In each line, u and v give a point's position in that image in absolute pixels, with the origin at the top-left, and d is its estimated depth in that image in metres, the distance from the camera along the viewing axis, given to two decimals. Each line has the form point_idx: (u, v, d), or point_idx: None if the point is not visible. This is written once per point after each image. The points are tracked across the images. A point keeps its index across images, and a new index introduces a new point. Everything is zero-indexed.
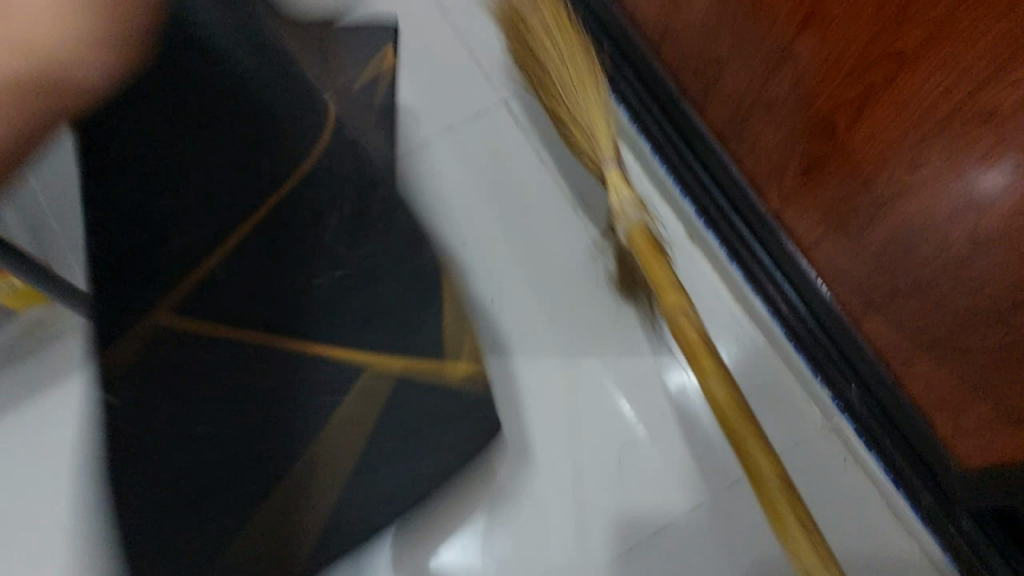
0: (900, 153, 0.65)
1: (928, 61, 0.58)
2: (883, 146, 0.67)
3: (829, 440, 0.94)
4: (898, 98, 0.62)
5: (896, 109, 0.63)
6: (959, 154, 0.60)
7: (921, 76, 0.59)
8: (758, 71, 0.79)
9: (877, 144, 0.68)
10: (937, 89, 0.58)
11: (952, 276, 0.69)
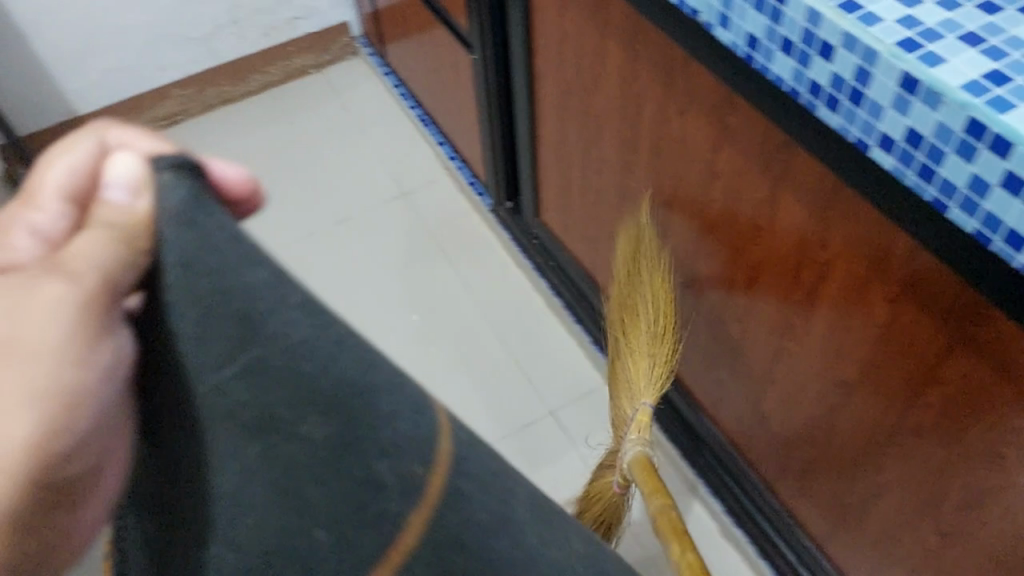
0: (904, 388, 0.70)
1: (908, 310, 0.64)
2: (886, 383, 0.72)
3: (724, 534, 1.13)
4: (889, 339, 0.68)
5: (854, 420, 0.79)
6: (967, 397, 0.63)
7: (907, 323, 0.65)
8: (751, 391, 0.96)
9: (878, 378, 0.72)
10: (927, 332, 0.64)
11: (975, 502, 0.68)
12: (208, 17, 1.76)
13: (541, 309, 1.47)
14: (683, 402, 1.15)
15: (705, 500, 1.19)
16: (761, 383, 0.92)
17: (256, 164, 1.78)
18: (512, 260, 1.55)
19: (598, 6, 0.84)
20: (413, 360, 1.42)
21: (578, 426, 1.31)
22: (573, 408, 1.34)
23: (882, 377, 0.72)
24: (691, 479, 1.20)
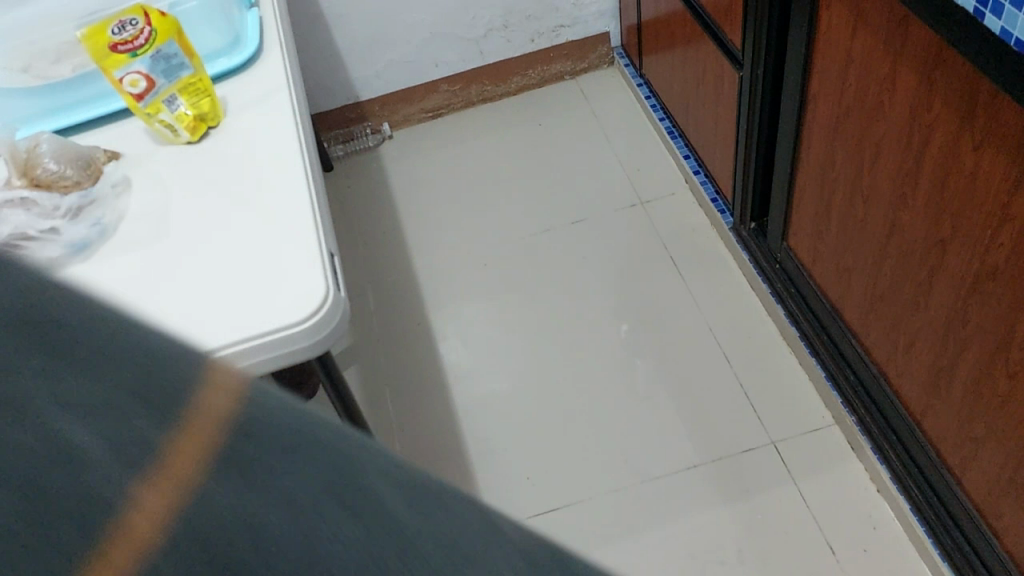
0: None
1: None
2: None
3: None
4: None
5: None
6: None
7: None
8: (1005, 453, 0.89)
9: None
10: None
11: None
12: (484, 20, 1.89)
13: (764, 322, 1.46)
14: (922, 454, 1.08)
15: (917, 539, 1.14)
16: (1010, 437, 0.87)
17: (508, 161, 1.88)
18: (740, 269, 1.55)
19: (895, 31, 0.82)
20: (637, 365, 1.45)
21: (788, 440, 1.30)
22: (786, 422, 1.32)
23: None
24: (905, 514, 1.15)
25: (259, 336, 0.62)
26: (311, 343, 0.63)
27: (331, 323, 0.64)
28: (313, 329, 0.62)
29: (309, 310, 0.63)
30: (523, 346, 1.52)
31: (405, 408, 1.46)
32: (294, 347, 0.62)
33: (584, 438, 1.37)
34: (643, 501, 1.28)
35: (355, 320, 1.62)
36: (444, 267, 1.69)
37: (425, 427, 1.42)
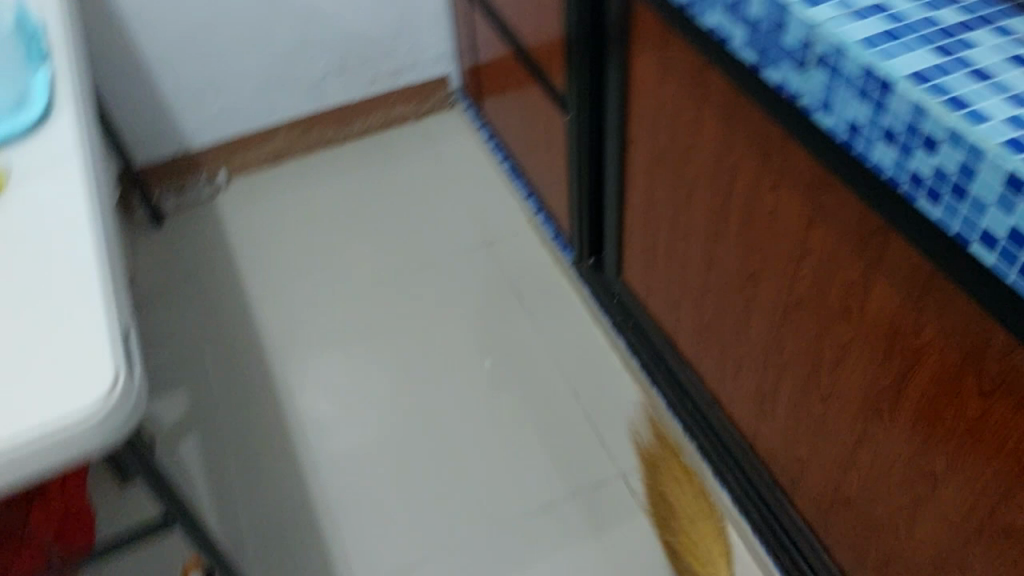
0: (980, 492, 0.69)
1: (992, 416, 0.64)
2: (962, 481, 0.71)
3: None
4: (967, 440, 0.68)
5: (937, 512, 0.76)
6: None
7: (989, 427, 0.65)
8: (827, 471, 0.94)
9: (955, 477, 0.72)
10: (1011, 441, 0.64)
11: None
12: (319, 65, 1.86)
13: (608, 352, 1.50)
14: (758, 476, 1.13)
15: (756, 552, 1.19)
16: (828, 458, 0.92)
17: (348, 206, 1.85)
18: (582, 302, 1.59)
19: (698, 81, 0.86)
20: (489, 408, 1.44)
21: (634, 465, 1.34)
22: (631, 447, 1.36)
23: (955, 474, 0.72)
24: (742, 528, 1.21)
25: (35, 440, 0.56)
26: (99, 438, 0.58)
27: (123, 414, 0.59)
28: (103, 423, 0.58)
29: (92, 406, 0.58)
30: (373, 396, 1.48)
31: (250, 474, 1.38)
32: (76, 446, 0.58)
33: (436, 485, 1.35)
34: (503, 546, 1.27)
35: (191, 384, 1.52)
36: (286, 321, 1.62)
37: (266, 486, 1.36)
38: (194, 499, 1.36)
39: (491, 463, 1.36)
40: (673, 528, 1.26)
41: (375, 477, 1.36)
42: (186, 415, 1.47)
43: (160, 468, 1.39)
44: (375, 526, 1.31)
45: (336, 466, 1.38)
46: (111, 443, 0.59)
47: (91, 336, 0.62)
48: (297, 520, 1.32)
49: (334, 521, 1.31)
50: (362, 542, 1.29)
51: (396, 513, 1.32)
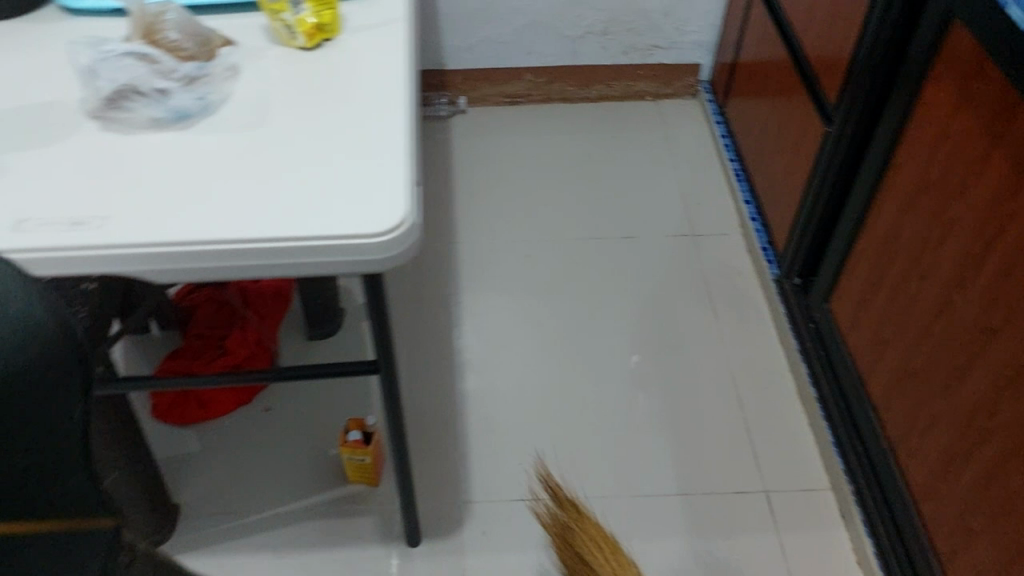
0: None
1: None
2: None
3: None
4: None
5: None
6: None
7: None
8: (1002, 549, 0.89)
9: None
10: None
11: None
12: (584, 22, 1.92)
13: (783, 373, 1.48)
14: (915, 537, 1.09)
15: None
16: (1011, 536, 0.87)
17: (571, 162, 1.91)
18: (771, 318, 1.57)
19: (999, 117, 0.83)
20: (649, 388, 1.46)
21: (779, 487, 1.31)
22: (780, 469, 1.34)
23: None
24: None
25: (336, 237, 0.64)
26: (383, 255, 0.65)
27: (403, 244, 0.66)
28: (388, 244, 0.65)
29: (386, 227, 0.65)
30: (544, 342, 1.53)
31: (414, 371, 1.48)
32: (364, 257, 0.65)
33: (581, 437, 1.38)
34: (625, 514, 1.28)
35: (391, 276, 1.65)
36: (484, 249, 1.71)
37: (429, 385, 1.45)
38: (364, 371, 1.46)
39: (640, 437, 1.38)
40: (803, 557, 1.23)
41: (528, 410, 1.42)
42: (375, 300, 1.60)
43: (342, 337, 1.52)
44: (516, 452, 1.36)
45: (496, 389, 1.45)
46: (389, 263, 0.66)
47: (393, 175, 0.69)
48: (447, 423, 1.40)
49: (480, 435, 1.38)
50: (501, 462, 1.35)
51: (537, 448, 1.37)
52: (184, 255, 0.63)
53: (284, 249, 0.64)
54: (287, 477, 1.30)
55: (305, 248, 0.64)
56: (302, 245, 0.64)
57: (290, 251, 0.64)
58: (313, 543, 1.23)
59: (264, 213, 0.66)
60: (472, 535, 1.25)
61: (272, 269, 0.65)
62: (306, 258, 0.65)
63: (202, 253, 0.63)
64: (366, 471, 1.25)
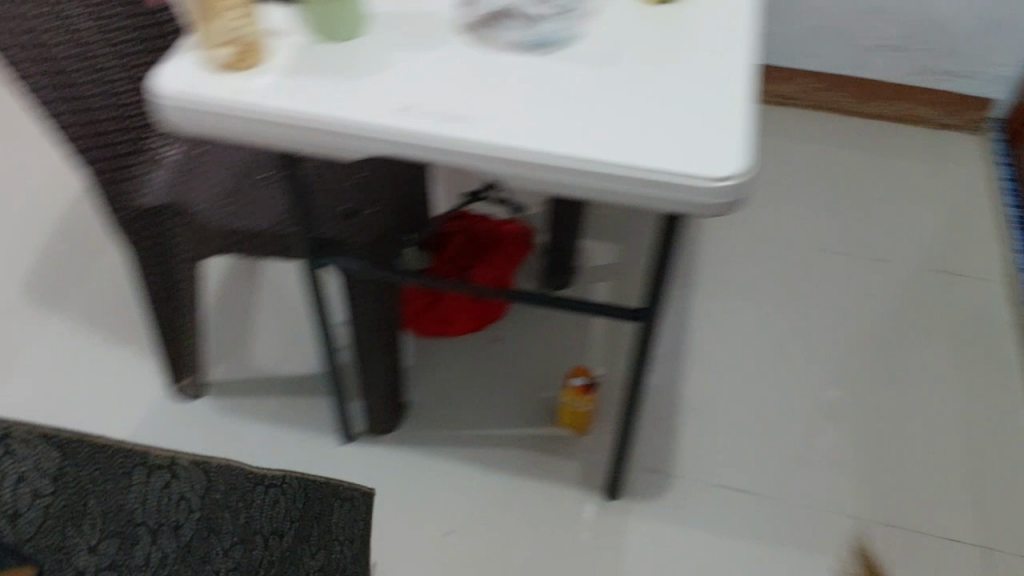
0: None
1: None
2: None
3: None
4: None
5: None
6: None
7: None
8: None
9: None
10: None
11: None
12: (879, 34, 1.85)
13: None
14: None
15: None
16: None
17: (829, 172, 1.86)
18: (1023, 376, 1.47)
19: None
20: (874, 414, 1.40)
21: (1001, 549, 1.24)
22: (1005, 532, 1.26)
23: None
24: None
25: (673, 174, 0.69)
26: (711, 199, 0.69)
27: (731, 193, 0.69)
28: (720, 190, 0.69)
29: (730, 173, 0.68)
30: (770, 342, 1.51)
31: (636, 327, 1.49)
32: (702, 195, 0.69)
33: (794, 439, 1.36)
34: (826, 530, 1.25)
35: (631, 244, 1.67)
36: (724, 238, 1.71)
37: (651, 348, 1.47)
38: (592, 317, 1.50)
39: (856, 455, 1.34)
40: None
41: (745, 399, 1.41)
42: (611, 258, 1.63)
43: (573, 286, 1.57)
44: (728, 435, 1.36)
45: (718, 372, 1.45)
46: (714, 208, 0.70)
47: (737, 125, 0.72)
48: (663, 391, 1.42)
49: (693, 411, 1.39)
50: (710, 441, 1.35)
51: (749, 438, 1.36)
52: (534, 163, 0.71)
53: (623, 175, 0.70)
54: (504, 406, 1.36)
55: (642, 178, 0.69)
56: (639, 175, 0.69)
57: (627, 178, 0.70)
58: (517, 470, 1.28)
59: (618, 139, 0.71)
60: (668, 507, 1.26)
61: (606, 192, 0.71)
62: (639, 187, 0.70)
63: (562, 164, 0.70)
64: (580, 420, 1.28)
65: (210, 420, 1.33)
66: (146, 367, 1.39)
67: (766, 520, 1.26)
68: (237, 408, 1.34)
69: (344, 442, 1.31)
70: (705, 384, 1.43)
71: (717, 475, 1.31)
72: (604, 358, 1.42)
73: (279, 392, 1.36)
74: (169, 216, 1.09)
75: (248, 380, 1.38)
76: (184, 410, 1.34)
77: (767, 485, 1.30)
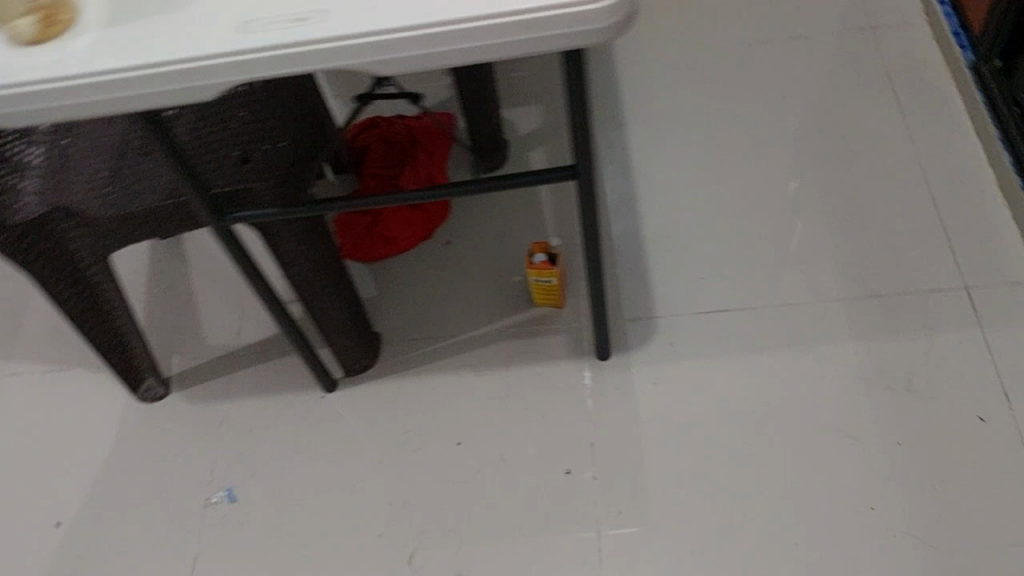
0: None
1: None
2: None
3: None
4: None
5: None
6: None
7: None
8: None
9: None
10: None
11: None
12: None
13: (982, 165, 1.35)
14: None
15: None
16: None
17: None
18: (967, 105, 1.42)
19: None
20: (839, 193, 1.37)
21: (979, 284, 1.24)
22: (978, 267, 1.25)
23: None
24: None
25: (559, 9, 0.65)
26: (600, 26, 0.67)
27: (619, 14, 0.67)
28: (608, 13, 0.66)
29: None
30: (715, 153, 1.44)
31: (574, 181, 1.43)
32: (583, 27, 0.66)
33: (757, 241, 1.33)
34: (822, 318, 1.24)
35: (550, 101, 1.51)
36: (639, 57, 1.60)
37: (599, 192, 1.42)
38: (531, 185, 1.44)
39: (821, 238, 1.32)
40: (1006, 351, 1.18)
41: (703, 216, 1.37)
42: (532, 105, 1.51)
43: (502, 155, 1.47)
44: (694, 256, 1.33)
45: (667, 196, 1.40)
46: (607, 33, 0.67)
47: None
48: (621, 233, 1.37)
49: (656, 243, 1.35)
50: (679, 268, 1.32)
51: (716, 253, 1.33)
52: (408, 41, 0.66)
53: (506, 23, 0.66)
54: (476, 306, 1.31)
55: (526, 22, 0.66)
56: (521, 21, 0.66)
57: (511, 26, 0.66)
58: (506, 363, 1.25)
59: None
60: (660, 351, 1.24)
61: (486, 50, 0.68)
62: (526, 32, 0.67)
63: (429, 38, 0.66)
64: (551, 294, 1.26)
65: (184, 415, 1.27)
66: (105, 386, 1.33)
67: (750, 327, 1.25)
68: (207, 394, 1.28)
69: (328, 392, 1.25)
70: (659, 215, 1.38)
71: (692, 301, 1.28)
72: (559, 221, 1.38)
73: (245, 363, 1.30)
74: (59, 223, 1.00)
75: (207, 361, 1.31)
76: (154, 414, 1.28)
77: (742, 295, 1.28)
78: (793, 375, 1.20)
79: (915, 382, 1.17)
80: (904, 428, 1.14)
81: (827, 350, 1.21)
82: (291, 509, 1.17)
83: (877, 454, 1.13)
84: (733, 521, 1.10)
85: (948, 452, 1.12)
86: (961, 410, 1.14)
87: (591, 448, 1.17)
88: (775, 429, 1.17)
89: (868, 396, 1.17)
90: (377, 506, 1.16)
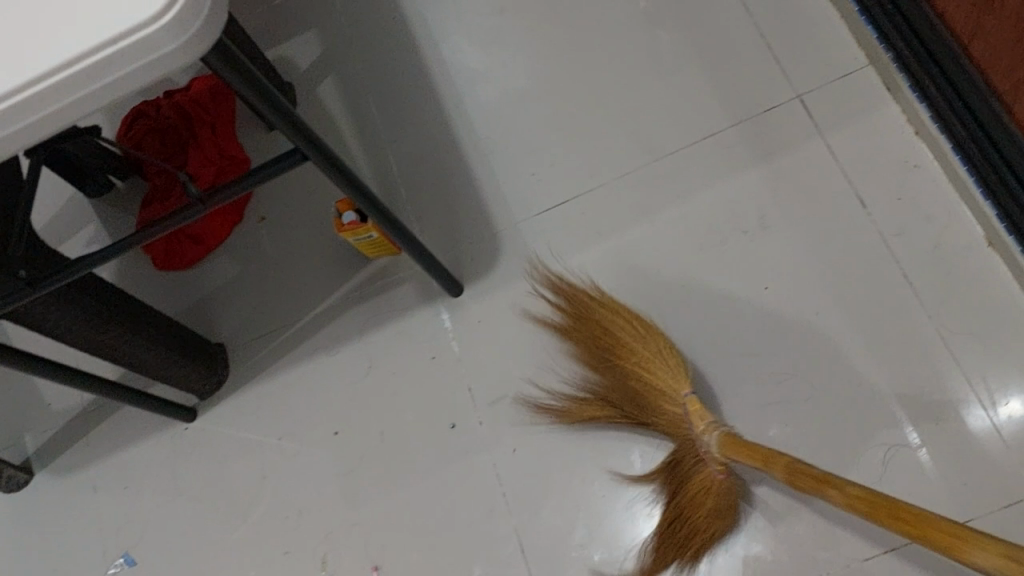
0: None
1: None
2: None
3: (969, 241, 1.03)
4: None
5: None
6: None
7: None
8: None
9: None
10: None
11: None
12: None
13: None
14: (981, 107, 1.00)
15: (954, 178, 1.06)
16: None
17: None
18: None
19: None
20: (652, 31, 1.25)
21: (811, 89, 1.15)
22: (806, 70, 1.17)
23: None
24: (946, 155, 1.06)
25: (113, 43, 0.50)
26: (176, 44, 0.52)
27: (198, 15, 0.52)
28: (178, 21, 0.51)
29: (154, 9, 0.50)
30: (514, 28, 1.31)
31: (376, 108, 1.30)
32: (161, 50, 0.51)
33: (580, 113, 1.23)
34: (661, 177, 1.16)
35: (331, 33, 1.37)
36: None
37: (405, 110, 1.29)
38: (333, 127, 1.30)
39: (644, 88, 1.22)
40: (851, 152, 1.11)
41: (516, 102, 1.26)
42: (313, 44, 1.37)
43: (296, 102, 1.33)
44: (521, 150, 1.23)
45: (477, 92, 1.28)
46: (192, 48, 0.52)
47: None
48: (439, 148, 1.25)
49: (477, 148, 1.24)
50: (508, 168, 1.22)
51: (541, 140, 1.23)
52: None
53: (58, 82, 0.51)
54: (315, 278, 1.22)
55: (83, 72, 0.51)
56: (83, 68, 0.50)
57: (68, 82, 0.51)
58: (360, 331, 1.18)
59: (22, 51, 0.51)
60: (511, 264, 1.16)
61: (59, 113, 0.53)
62: (88, 83, 0.51)
63: None
64: (380, 245, 1.16)
65: (55, 494, 1.19)
66: None
67: (595, 210, 1.17)
68: (72, 463, 1.20)
69: (191, 420, 1.18)
70: (473, 115, 1.26)
71: (530, 200, 1.19)
72: (374, 159, 1.27)
73: (101, 419, 1.22)
74: None
75: (64, 428, 1.23)
76: (26, 502, 1.20)
77: (578, 177, 1.19)
78: (650, 247, 1.13)
79: (769, 214, 1.11)
80: (768, 265, 1.09)
81: (677, 209, 1.14)
82: (189, 550, 1.12)
83: (748, 303, 1.08)
84: (620, 418, 1.06)
85: (817, 275, 1.07)
86: (818, 229, 1.09)
87: (467, 392, 1.12)
88: (644, 311, 1.10)
89: (725, 244, 1.11)
90: (275, 521, 1.11)
